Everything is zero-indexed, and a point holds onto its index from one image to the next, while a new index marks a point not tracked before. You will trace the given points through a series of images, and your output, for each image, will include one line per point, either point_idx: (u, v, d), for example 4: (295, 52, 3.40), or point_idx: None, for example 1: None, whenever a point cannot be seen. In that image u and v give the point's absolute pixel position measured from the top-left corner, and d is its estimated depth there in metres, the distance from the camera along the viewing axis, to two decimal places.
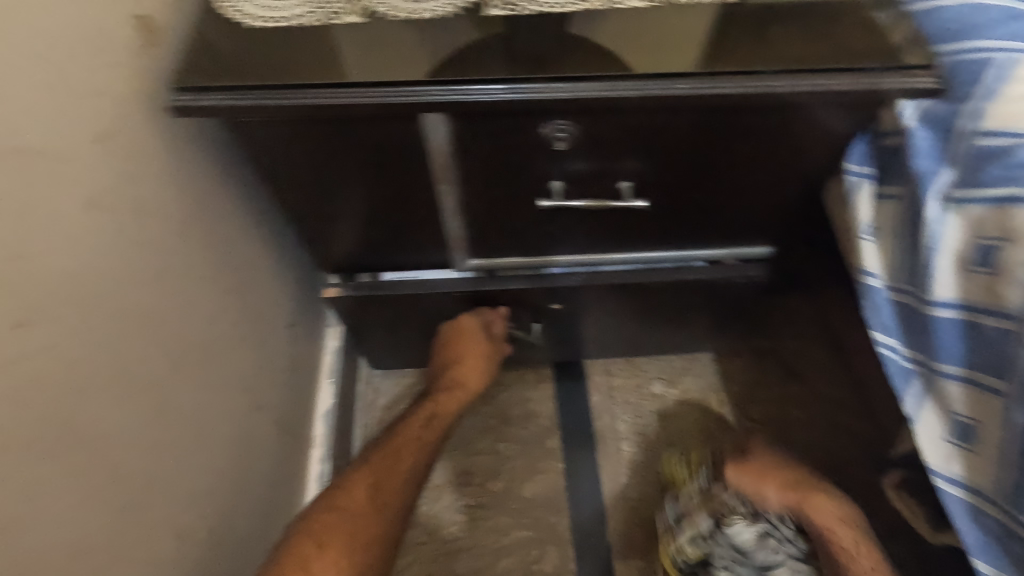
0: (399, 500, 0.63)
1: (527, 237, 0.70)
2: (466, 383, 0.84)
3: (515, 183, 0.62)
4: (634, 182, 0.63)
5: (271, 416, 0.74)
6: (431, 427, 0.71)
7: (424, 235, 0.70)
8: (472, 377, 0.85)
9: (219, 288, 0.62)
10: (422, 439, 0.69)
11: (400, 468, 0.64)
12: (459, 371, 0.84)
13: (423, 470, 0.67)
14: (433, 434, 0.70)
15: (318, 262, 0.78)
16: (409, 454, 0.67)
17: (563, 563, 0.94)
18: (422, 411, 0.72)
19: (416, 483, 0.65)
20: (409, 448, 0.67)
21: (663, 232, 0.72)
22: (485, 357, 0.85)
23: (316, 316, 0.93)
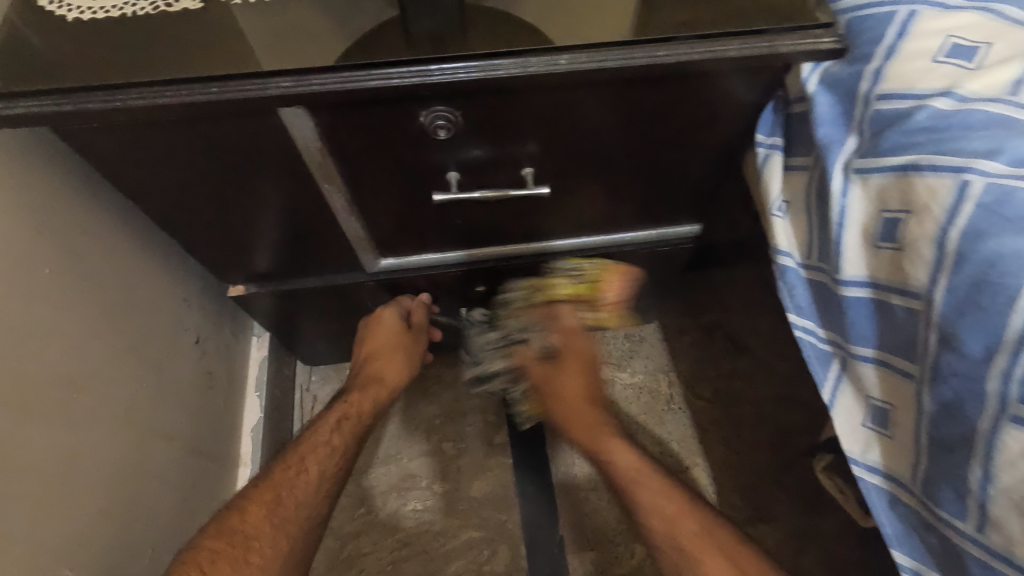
0: (306, 512, 0.57)
1: (437, 233, 0.69)
2: (385, 379, 0.75)
3: (408, 174, 0.57)
4: (535, 167, 0.59)
5: (180, 441, 0.69)
6: (341, 433, 0.66)
7: (324, 236, 0.65)
8: (392, 371, 0.76)
9: (88, 316, 0.56)
10: (331, 445, 0.64)
11: (304, 480, 0.59)
12: (376, 365, 0.76)
13: (334, 477, 0.62)
14: (343, 439, 0.65)
15: (218, 271, 0.72)
16: (316, 463, 0.62)
17: (515, 560, 0.91)
18: (330, 418, 0.67)
19: (327, 491, 0.60)
20: (316, 456, 0.62)
21: (582, 211, 0.69)
22: (404, 349, 0.77)
23: (235, 327, 0.87)
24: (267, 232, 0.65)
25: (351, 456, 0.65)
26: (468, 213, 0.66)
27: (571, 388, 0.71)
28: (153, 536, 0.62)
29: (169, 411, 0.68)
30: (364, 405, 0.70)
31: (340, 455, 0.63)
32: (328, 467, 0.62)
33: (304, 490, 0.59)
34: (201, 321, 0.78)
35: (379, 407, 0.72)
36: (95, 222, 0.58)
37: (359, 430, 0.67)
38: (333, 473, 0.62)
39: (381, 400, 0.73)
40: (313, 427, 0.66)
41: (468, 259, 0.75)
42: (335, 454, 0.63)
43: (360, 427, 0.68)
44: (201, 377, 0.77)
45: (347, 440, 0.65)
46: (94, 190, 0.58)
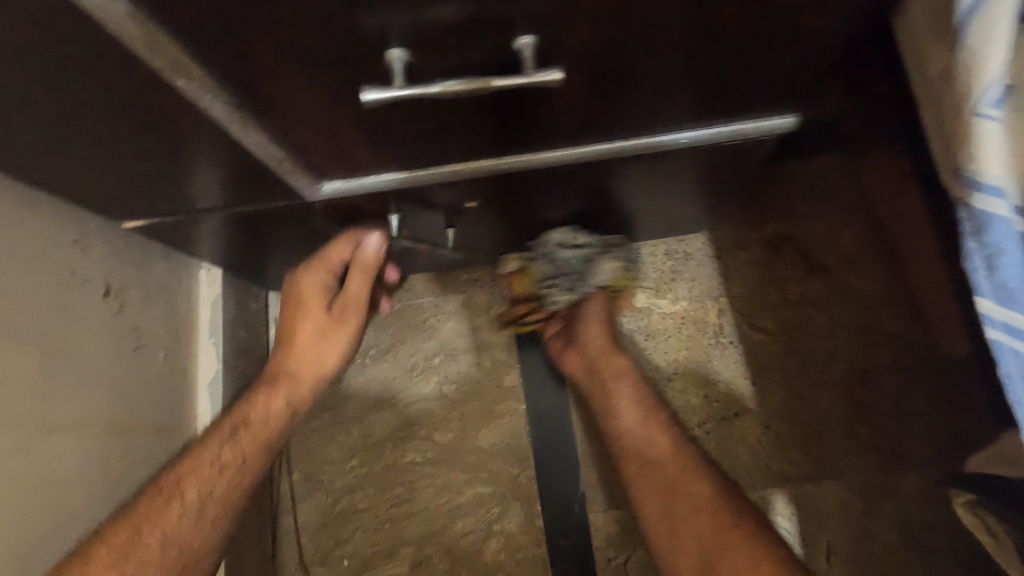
0: (177, 555, 0.50)
1: (391, 143, 0.46)
2: (299, 371, 0.63)
3: (320, 54, 0.34)
4: (539, 38, 0.34)
5: (95, 427, 0.55)
6: (236, 446, 0.57)
7: (225, 155, 0.43)
8: (304, 362, 0.63)
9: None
10: (219, 463, 0.55)
11: (177, 509, 0.52)
12: (283, 357, 0.63)
13: (221, 504, 0.54)
14: (237, 454, 0.56)
15: (105, 204, 0.52)
16: (198, 484, 0.54)
17: (530, 519, 0.79)
18: (223, 426, 0.58)
19: (213, 522, 0.53)
20: (200, 476, 0.54)
21: (616, 101, 0.45)
22: (326, 333, 0.64)
23: (170, 262, 0.69)
24: (140, 156, 0.43)
25: (250, 474, 0.57)
26: (436, 115, 0.43)
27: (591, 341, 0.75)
28: (63, 553, 0.50)
29: (69, 393, 0.53)
30: (268, 407, 0.61)
31: (232, 474, 0.55)
32: (214, 491, 0.54)
33: (177, 523, 0.51)
34: (112, 266, 0.60)
35: (291, 409, 0.62)
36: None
37: (262, 441, 0.59)
38: (221, 498, 0.54)
39: (292, 401, 0.62)
40: (184, 462, 0.55)
41: (450, 176, 0.53)
42: (224, 473, 0.55)
43: (262, 438, 0.59)
44: (122, 336, 0.60)
45: (240, 457, 0.57)
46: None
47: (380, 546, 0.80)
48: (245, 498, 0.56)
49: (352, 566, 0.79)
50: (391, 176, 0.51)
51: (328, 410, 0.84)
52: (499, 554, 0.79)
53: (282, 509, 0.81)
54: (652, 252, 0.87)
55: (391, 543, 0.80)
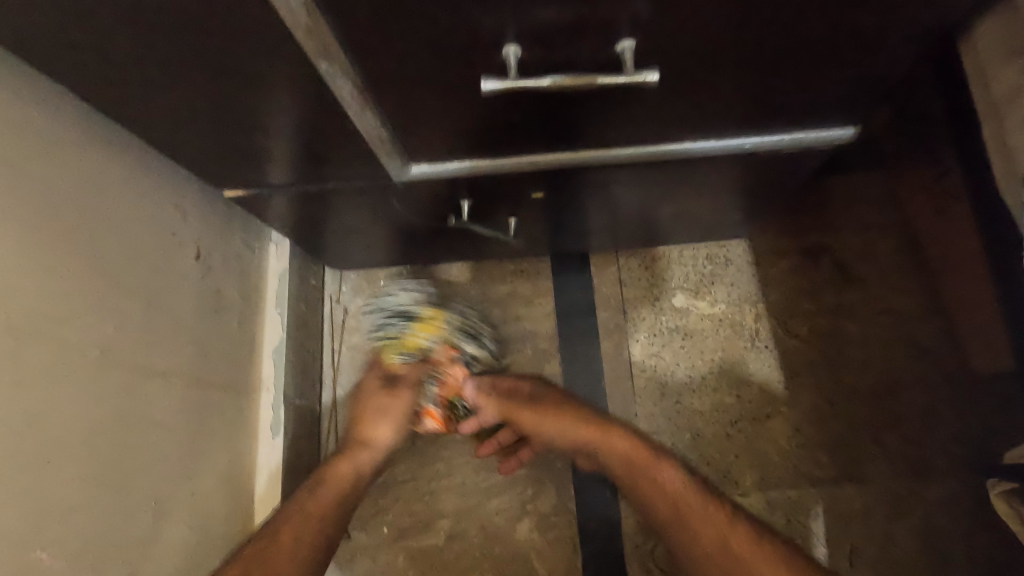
0: None
1: (483, 133, 0.50)
2: (371, 443, 0.69)
3: (448, 48, 0.38)
4: (641, 43, 0.39)
5: (183, 377, 0.60)
6: (327, 490, 0.64)
7: (334, 134, 0.48)
8: (378, 432, 0.69)
9: (20, 236, 0.42)
10: (296, 535, 0.60)
11: (283, 559, 0.58)
12: (362, 429, 0.69)
13: (310, 543, 0.60)
14: (320, 506, 0.63)
15: (210, 175, 0.57)
16: (290, 538, 0.60)
17: (562, 503, 0.83)
18: (315, 480, 0.65)
19: (309, 544, 0.60)
20: (293, 524, 0.61)
21: (692, 106, 0.48)
22: (388, 412, 0.69)
23: (248, 233, 0.74)
24: (259, 130, 0.48)
25: (332, 520, 0.63)
26: (530, 108, 0.47)
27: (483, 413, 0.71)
28: (154, 487, 0.55)
29: (167, 343, 0.58)
30: (339, 472, 0.66)
31: (315, 524, 0.61)
32: (303, 539, 0.60)
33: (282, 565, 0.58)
34: (203, 232, 0.65)
35: (360, 466, 0.67)
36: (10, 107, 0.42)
37: (342, 491, 0.65)
38: (313, 543, 0.61)
39: (360, 466, 0.67)
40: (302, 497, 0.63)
41: (524, 167, 0.57)
42: (304, 540, 0.60)
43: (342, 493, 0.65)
44: (206, 299, 0.65)
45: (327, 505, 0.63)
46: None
47: (417, 517, 0.84)
48: (336, 529, 0.63)
49: (390, 534, 0.83)
50: (470, 164, 0.56)
51: None
52: (531, 533, 0.82)
53: None
54: (692, 256, 0.91)
55: (428, 516, 0.84)
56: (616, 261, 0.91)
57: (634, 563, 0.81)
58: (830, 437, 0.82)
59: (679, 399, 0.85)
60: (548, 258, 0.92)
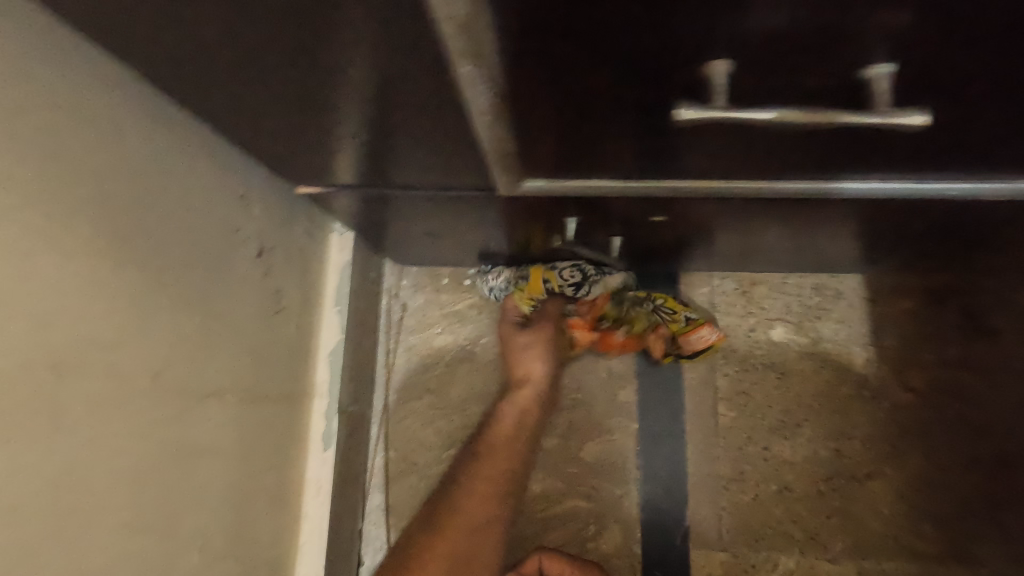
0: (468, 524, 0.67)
1: (626, 151, 0.40)
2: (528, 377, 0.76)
3: (639, 50, 0.29)
4: (900, 65, 0.29)
5: (237, 393, 0.53)
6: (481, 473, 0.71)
7: (445, 141, 0.39)
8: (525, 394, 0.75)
9: (54, 249, 0.34)
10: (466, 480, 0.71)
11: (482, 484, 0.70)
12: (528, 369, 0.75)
13: (489, 494, 0.69)
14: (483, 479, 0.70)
15: (284, 167, 0.49)
16: (485, 487, 0.69)
17: (626, 544, 0.76)
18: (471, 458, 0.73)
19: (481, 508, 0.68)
20: (484, 486, 0.69)
21: (903, 142, 0.38)
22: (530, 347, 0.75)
23: (312, 224, 0.66)
24: (351, 129, 0.39)
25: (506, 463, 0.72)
26: (699, 130, 0.37)
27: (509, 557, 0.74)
28: (202, 521, 0.48)
29: (223, 356, 0.51)
30: (506, 423, 0.74)
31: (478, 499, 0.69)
32: (483, 487, 0.70)
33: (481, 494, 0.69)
34: (267, 224, 0.57)
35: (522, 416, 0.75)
36: (49, 86, 0.34)
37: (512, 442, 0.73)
38: (486, 487, 0.70)
39: (527, 402, 0.75)
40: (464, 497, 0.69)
41: (656, 192, 0.47)
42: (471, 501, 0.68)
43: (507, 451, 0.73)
44: (265, 300, 0.58)
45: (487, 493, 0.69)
46: (40, 26, 0.33)
47: None
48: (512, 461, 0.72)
49: None
50: (593, 184, 0.46)
51: (430, 393, 0.82)
52: None
53: (372, 486, 0.79)
54: (798, 285, 0.80)
55: None
56: (710, 283, 0.81)
57: None
58: None
59: (767, 446, 0.76)
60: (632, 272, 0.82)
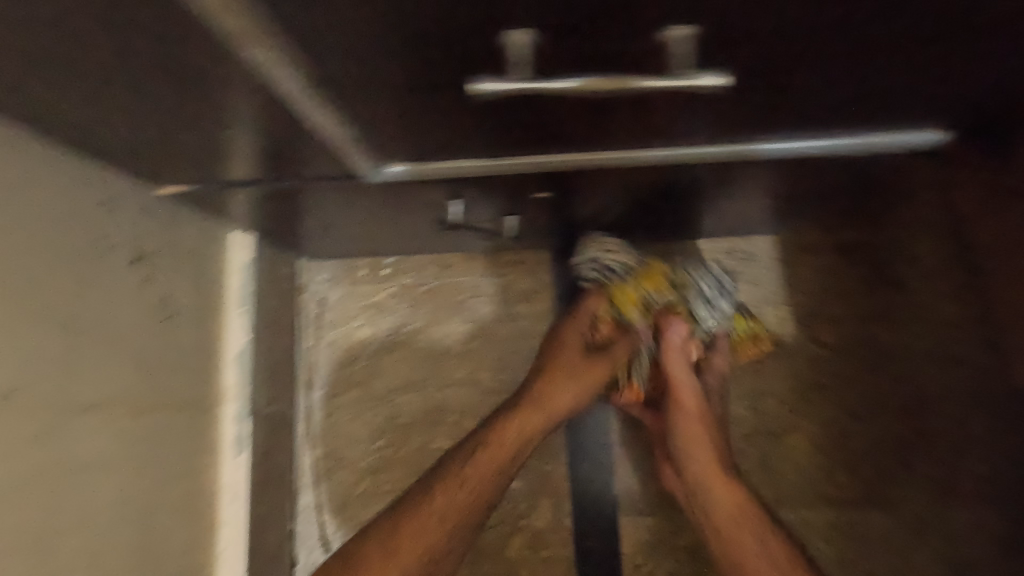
0: (438, 519, 0.65)
1: (476, 128, 0.40)
2: (549, 401, 0.72)
3: (433, 19, 0.28)
4: (696, 30, 0.30)
5: (122, 402, 0.51)
6: (474, 466, 0.68)
7: (283, 127, 0.38)
8: (552, 402, 0.72)
9: None
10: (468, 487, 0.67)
11: (430, 510, 0.65)
12: (552, 389, 0.72)
13: (455, 524, 0.65)
14: (476, 474, 0.67)
15: (146, 167, 0.47)
16: (456, 489, 0.66)
17: (559, 518, 0.77)
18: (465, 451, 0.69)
19: (449, 528, 0.65)
20: (472, 479, 0.67)
21: (740, 102, 0.39)
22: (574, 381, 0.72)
23: (204, 225, 0.64)
24: (186, 121, 0.37)
25: (476, 484, 0.67)
26: (539, 102, 0.37)
27: (707, 459, 0.70)
28: (88, 535, 0.47)
29: (97, 367, 0.49)
30: (502, 442, 0.69)
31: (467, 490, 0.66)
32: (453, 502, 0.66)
33: (428, 524, 0.65)
34: (143, 227, 0.54)
35: (523, 439, 0.71)
36: None
37: (498, 460, 0.69)
38: (459, 506, 0.66)
39: (525, 430, 0.71)
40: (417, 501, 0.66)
41: (525, 168, 0.47)
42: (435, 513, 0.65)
43: (499, 458, 0.69)
44: (145, 306, 0.55)
45: (437, 529, 0.65)
46: None
47: None
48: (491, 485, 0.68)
49: None
50: (459, 164, 0.45)
51: (356, 386, 0.81)
52: (523, 550, 0.76)
53: (302, 485, 0.79)
54: (711, 251, 0.81)
55: None
56: None
57: None
58: (855, 456, 0.76)
59: None
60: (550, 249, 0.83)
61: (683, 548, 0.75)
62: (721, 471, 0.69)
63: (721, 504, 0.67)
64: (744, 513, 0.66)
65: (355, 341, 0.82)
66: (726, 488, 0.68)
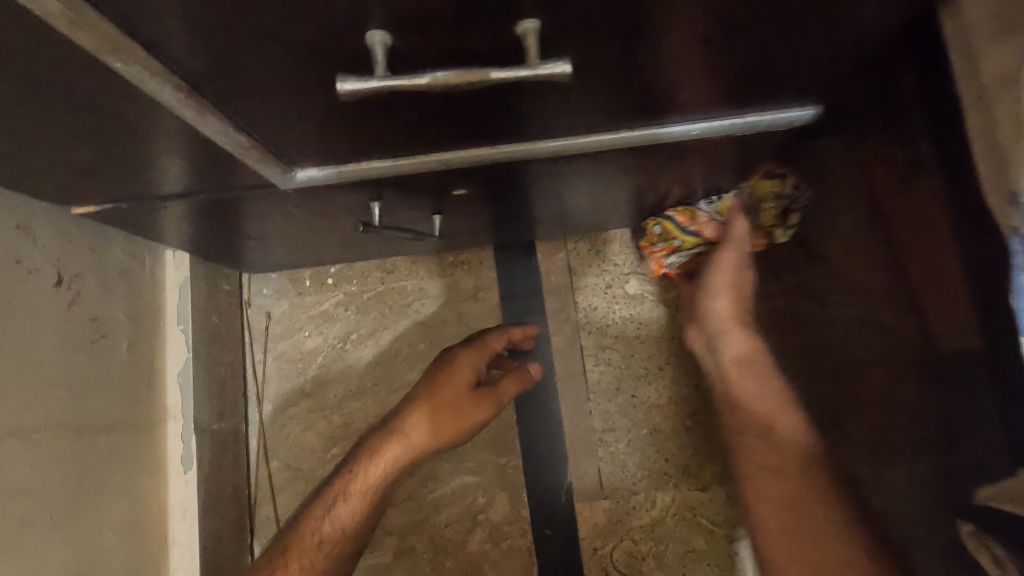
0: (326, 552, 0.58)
1: (375, 131, 0.41)
2: (405, 435, 0.62)
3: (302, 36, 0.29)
4: (541, 22, 0.30)
5: (50, 428, 0.51)
6: (334, 519, 0.59)
7: (181, 142, 0.39)
8: (418, 437, 0.62)
9: None
10: (319, 537, 0.59)
11: (311, 543, 0.58)
12: (418, 413, 0.62)
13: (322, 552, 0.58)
14: (335, 528, 0.59)
15: (57, 189, 0.47)
16: (353, 501, 0.60)
17: (516, 510, 0.78)
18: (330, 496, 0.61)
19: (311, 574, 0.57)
20: (343, 512, 0.60)
21: (623, 93, 0.41)
22: (444, 415, 0.63)
23: (133, 246, 0.64)
24: (83, 140, 0.38)
25: (353, 495, 0.60)
26: (429, 103, 0.38)
27: (729, 309, 0.70)
28: (21, 564, 0.47)
29: (21, 396, 0.48)
30: (359, 484, 0.61)
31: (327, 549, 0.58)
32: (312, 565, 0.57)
33: (309, 560, 0.57)
34: (64, 251, 0.54)
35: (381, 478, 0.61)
36: None
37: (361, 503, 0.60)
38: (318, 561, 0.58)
39: (389, 465, 0.61)
40: (305, 513, 0.61)
41: (436, 166, 0.48)
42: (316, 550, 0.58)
43: (358, 509, 0.60)
44: (72, 331, 0.55)
45: (327, 550, 0.58)
46: None
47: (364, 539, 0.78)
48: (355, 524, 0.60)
49: None
50: (369, 165, 0.47)
51: (307, 396, 0.81)
52: (483, 544, 0.77)
53: (259, 499, 0.78)
54: None
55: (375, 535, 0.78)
56: (565, 248, 0.84)
57: (593, 570, 0.76)
58: None
59: (635, 392, 0.80)
60: (491, 247, 0.84)
61: (639, 527, 0.77)
62: (745, 305, 0.70)
63: (735, 350, 0.70)
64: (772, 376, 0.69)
65: (303, 351, 0.82)
66: (741, 332, 0.71)
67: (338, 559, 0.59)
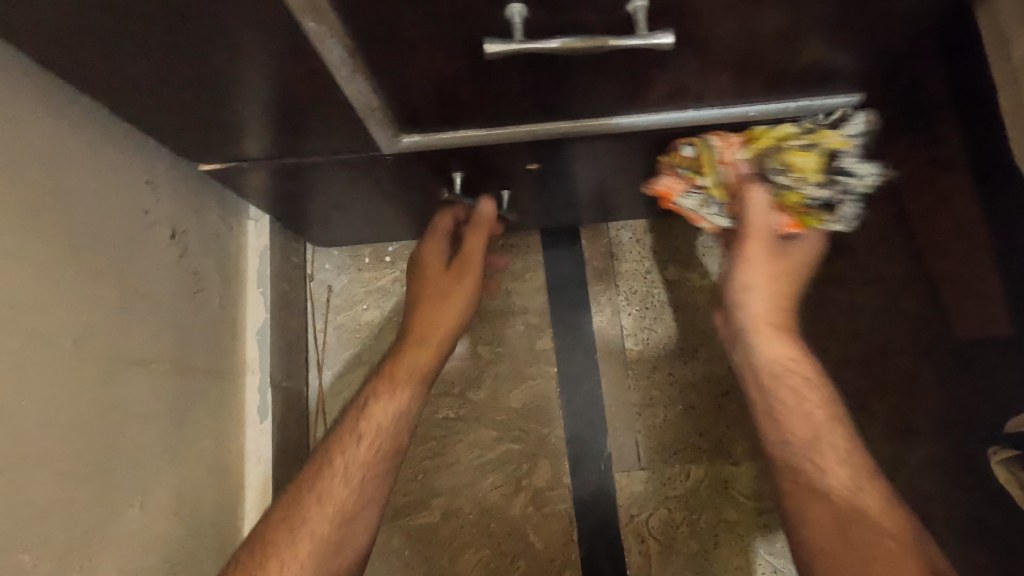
0: (330, 522, 0.51)
1: (480, 100, 0.48)
2: (433, 328, 0.64)
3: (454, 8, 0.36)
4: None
5: (165, 363, 0.57)
6: (347, 471, 0.54)
7: (320, 103, 0.45)
8: (440, 318, 0.64)
9: None
10: (342, 470, 0.53)
11: (312, 514, 0.51)
12: (428, 304, 0.65)
13: (344, 504, 0.52)
14: (347, 485, 0.53)
15: (188, 147, 0.54)
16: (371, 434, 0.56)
17: (558, 477, 0.83)
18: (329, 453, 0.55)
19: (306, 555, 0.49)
20: (359, 459, 0.55)
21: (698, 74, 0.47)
22: (447, 286, 0.66)
23: (225, 211, 0.70)
24: (239, 100, 0.45)
25: (382, 433, 0.57)
26: (535, 75, 0.45)
27: (765, 312, 0.57)
28: (141, 480, 0.52)
29: (146, 329, 0.55)
30: (373, 416, 0.58)
31: (329, 510, 0.51)
32: (312, 536, 0.50)
33: (315, 531, 0.50)
34: (177, 208, 0.61)
35: (419, 372, 0.62)
36: None
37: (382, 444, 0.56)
38: (342, 497, 0.52)
39: (416, 371, 0.62)
40: (305, 479, 0.53)
41: (521, 137, 0.55)
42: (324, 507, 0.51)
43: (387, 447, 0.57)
44: (181, 280, 0.61)
45: (320, 519, 0.51)
46: None
47: (414, 499, 0.83)
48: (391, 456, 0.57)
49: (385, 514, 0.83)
50: (464, 133, 0.53)
51: (363, 365, 0.87)
52: (526, 508, 0.82)
53: None
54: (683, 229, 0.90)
55: (425, 495, 0.83)
56: (607, 235, 0.90)
57: (629, 535, 0.81)
58: None
59: (671, 370, 0.85)
60: (538, 232, 0.90)
61: (675, 497, 0.82)
62: (782, 307, 0.57)
63: (771, 356, 0.55)
64: (812, 388, 0.54)
65: (361, 323, 0.88)
66: (778, 340, 0.57)
67: (347, 514, 0.52)
